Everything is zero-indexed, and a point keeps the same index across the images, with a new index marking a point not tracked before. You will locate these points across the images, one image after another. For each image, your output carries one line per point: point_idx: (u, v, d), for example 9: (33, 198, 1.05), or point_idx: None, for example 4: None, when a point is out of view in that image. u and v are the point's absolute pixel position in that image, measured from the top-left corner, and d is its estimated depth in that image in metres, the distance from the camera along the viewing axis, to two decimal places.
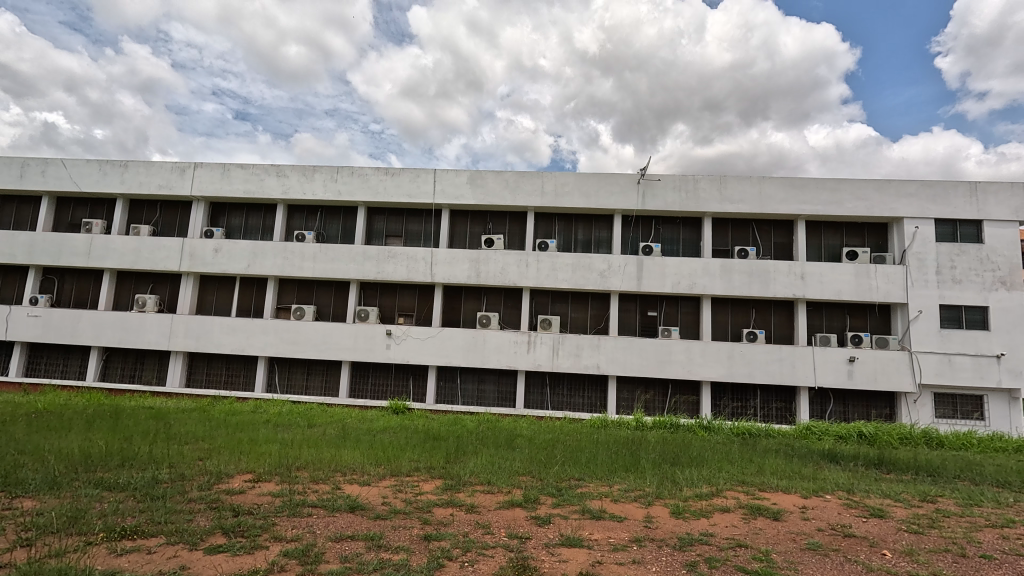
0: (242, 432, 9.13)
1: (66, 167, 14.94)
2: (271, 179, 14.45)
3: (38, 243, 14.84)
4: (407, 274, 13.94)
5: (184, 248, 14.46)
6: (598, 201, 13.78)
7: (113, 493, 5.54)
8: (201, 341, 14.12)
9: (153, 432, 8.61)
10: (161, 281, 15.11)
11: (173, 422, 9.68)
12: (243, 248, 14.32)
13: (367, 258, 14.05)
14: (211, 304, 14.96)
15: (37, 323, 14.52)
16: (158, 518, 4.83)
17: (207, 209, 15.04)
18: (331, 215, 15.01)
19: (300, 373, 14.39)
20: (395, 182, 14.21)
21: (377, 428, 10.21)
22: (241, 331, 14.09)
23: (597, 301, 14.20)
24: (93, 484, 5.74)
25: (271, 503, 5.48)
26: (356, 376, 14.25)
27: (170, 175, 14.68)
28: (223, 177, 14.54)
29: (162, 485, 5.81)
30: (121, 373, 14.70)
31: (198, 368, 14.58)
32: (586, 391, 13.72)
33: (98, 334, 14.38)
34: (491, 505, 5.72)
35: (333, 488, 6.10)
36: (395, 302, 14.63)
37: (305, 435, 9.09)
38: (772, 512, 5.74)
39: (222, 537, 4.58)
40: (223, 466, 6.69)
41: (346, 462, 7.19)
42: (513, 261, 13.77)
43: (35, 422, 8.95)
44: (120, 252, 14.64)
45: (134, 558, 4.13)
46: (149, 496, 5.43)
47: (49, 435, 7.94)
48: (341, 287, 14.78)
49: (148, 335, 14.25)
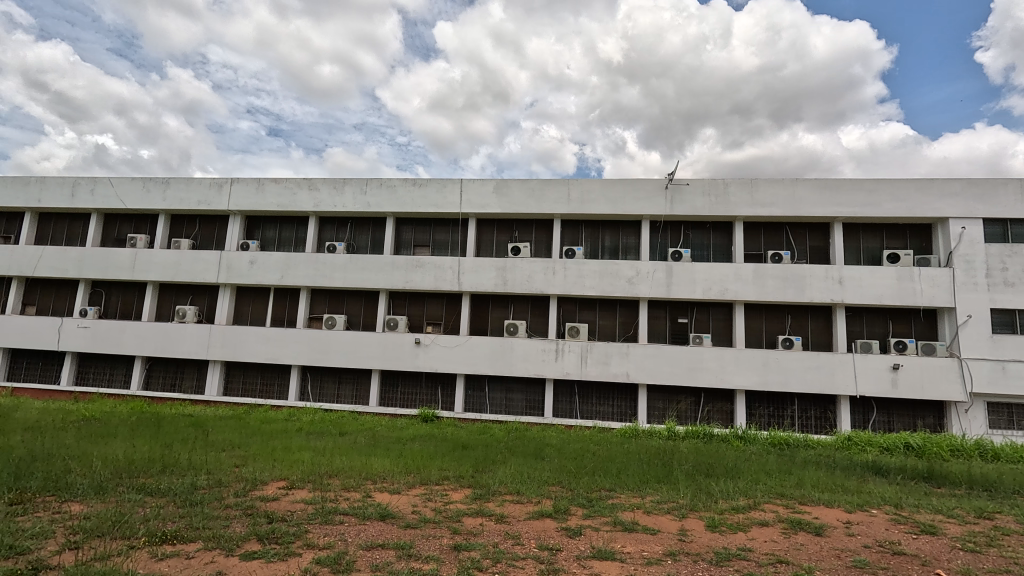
0: (276, 440, 9.31)
1: (113, 185, 15.69)
2: (303, 193, 14.87)
3: (87, 258, 15.61)
4: (434, 283, 14.08)
5: (221, 260, 14.97)
6: (625, 208, 13.64)
7: (154, 498, 5.73)
8: (237, 351, 14.53)
9: (191, 439, 8.88)
10: (200, 292, 15.68)
11: (211, 429, 9.99)
12: (276, 260, 14.73)
13: (395, 268, 14.26)
14: (246, 315, 15.40)
15: (86, 334, 15.23)
16: (196, 524, 4.96)
17: (243, 222, 15.54)
18: (360, 226, 15.30)
19: (331, 381, 14.63)
20: (422, 193, 14.41)
21: (407, 436, 10.27)
22: (274, 340, 14.45)
23: (625, 308, 14.01)
24: (136, 490, 5.94)
25: (304, 510, 5.56)
26: (386, 384, 14.41)
27: (208, 191, 15.25)
28: (258, 192, 15.02)
29: (201, 491, 5.98)
30: (163, 382, 15.24)
31: (234, 377, 14.99)
32: (615, 399, 13.51)
33: (141, 344, 14.99)
34: (520, 515, 5.66)
35: (364, 496, 6.14)
36: (422, 310, 14.75)
37: (336, 443, 9.22)
38: (813, 526, 5.50)
39: (257, 543, 4.66)
40: (258, 473, 6.85)
41: (375, 470, 7.25)
42: (539, 269, 13.74)
43: (84, 429, 9.40)
44: (162, 265, 15.25)
45: (174, 562, 4.24)
46: (188, 502, 5.59)
47: (96, 442, 8.30)
48: (371, 296, 15.01)
49: (187, 345, 14.78)
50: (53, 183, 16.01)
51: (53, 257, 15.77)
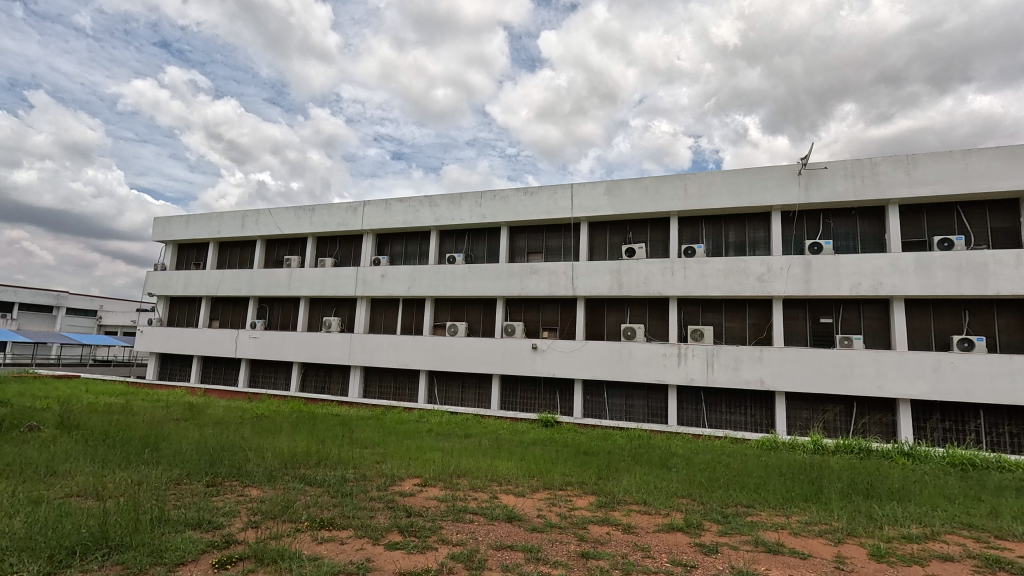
0: (410, 439, 10.01)
1: (273, 215, 18.24)
2: (425, 210, 15.95)
3: (255, 278, 18.31)
4: (549, 289, 14.21)
5: (358, 275, 16.60)
6: (751, 199, 12.58)
7: (313, 488, 6.48)
8: (374, 357, 15.97)
9: (339, 436, 9.90)
10: (342, 304, 17.52)
11: (355, 428, 11.05)
12: (404, 272, 15.95)
13: (511, 276, 14.66)
14: (380, 324, 16.85)
15: (256, 343, 17.85)
16: (347, 513, 5.51)
17: (374, 240, 17.09)
18: (477, 237, 15.96)
19: (456, 386, 15.41)
20: (534, 201, 14.66)
21: (528, 440, 10.44)
22: (405, 346, 15.64)
23: (755, 308, 12.86)
24: (298, 479, 6.78)
25: (437, 507, 5.91)
26: (506, 388, 14.82)
27: (346, 214, 17.04)
28: (386, 212, 16.43)
29: (349, 484, 6.64)
30: (315, 385, 17.27)
31: (372, 381, 16.48)
32: (748, 408, 12.44)
33: (297, 351, 17.16)
34: (648, 527, 5.44)
35: (491, 497, 6.35)
36: (538, 316, 14.93)
37: (462, 444, 9.66)
38: (1020, 567, 4.52)
39: (398, 535, 5.04)
40: (396, 470, 7.42)
41: (500, 472, 7.46)
42: (656, 270, 13.20)
43: (258, 424, 10.97)
44: (311, 282, 17.32)
45: (331, 546, 4.74)
46: (340, 493, 6.23)
47: (266, 436, 9.62)
48: (489, 304, 15.56)
49: (333, 352, 16.60)
50: (230, 216, 19.06)
51: (231, 279, 18.75)
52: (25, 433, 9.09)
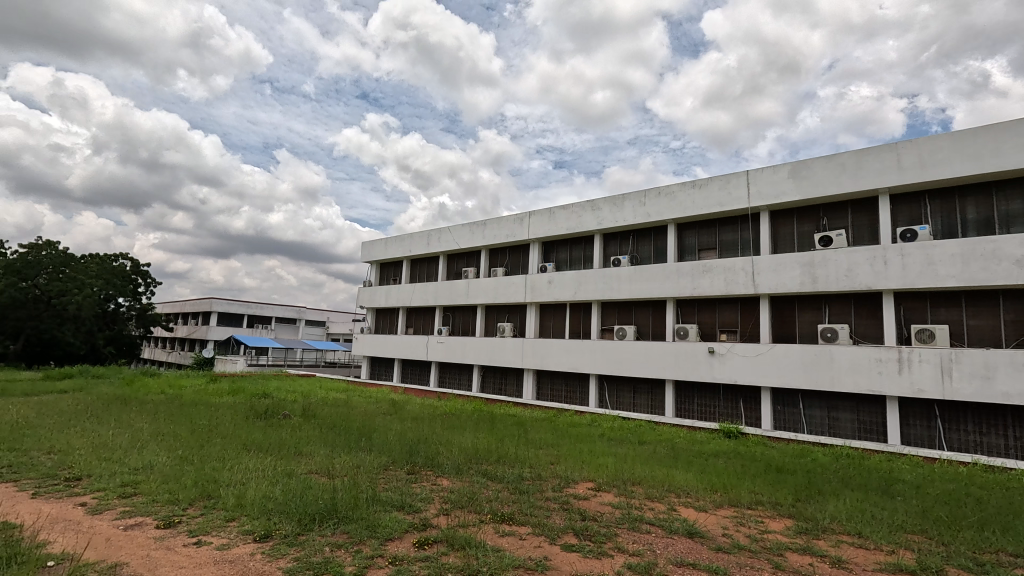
0: (582, 443, 10.09)
1: (451, 232, 20.26)
2: (587, 214, 16.06)
3: (440, 289, 20.49)
4: (725, 287, 13.05)
5: (527, 282, 17.40)
6: (999, 162, 9.87)
7: (494, 483, 6.95)
8: (545, 360, 16.54)
9: (516, 436, 10.45)
10: (513, 311, 18.53)
11: (530, 429, 11.55)
12: (570, 278, 16.24)
13: (681, 275, 13.86)
14: (549, 329, 17.36)
15: (443, 347, 19.96)
16: (525, 510, 5.78)
17: (541, 248, 17.73)
18: (642, 237, 15.44)
19: (627, 391, 15.07)
20: (703, 194, 13.67)
21: (709, 451, 9.69)
22: (574, 350, 15.87)
23: (1015, 302, 10.00)
24: (481, 473, 7.35)
25: (612, 513, 5.83)
26: (681, 395, 13.99)
27: (514, 225, 18.05)
28: (550, 220, 16.96)
29: (526, 482, 6.95)
30: (493, 386, 18.56)
31: (544, 384, 17.07)
32: (1010, 429, 9.70)
33: (477, 355, 18.68)
34: (864, 564, 4.59)
35: (669, 509, 6.04)
36: (714, 318, 13.77)
37: (636, 451, 9.40)
38: None
39: (573, 537, 5.11)
40: (570, 472, 7.54)
41: (678, 483, 7.05)
42: (862, 260, 11.18)
43: (446, 421, 12.19)
44: (486, 290, 18.70)
45: (512, 540, 5.01)
46: (518, 490, 6.57)
47: (454, 432, 10.64)
48: (658, 306, 14.89)
49: (508, 355, 17.64)
50: (418, 236, 21.72)
51: (421, 291, 21.30)
52: (282, 419, 11.54)
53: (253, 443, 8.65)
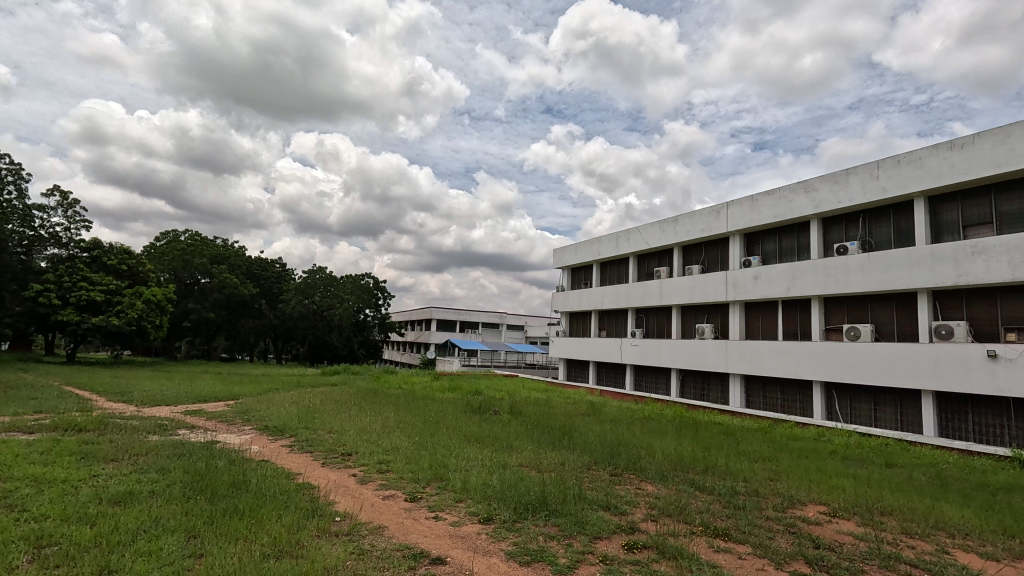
0: (808, 460, 8.81)
1: (641, 232, 19.82)
2: (799, 198, 14.05)
3: (632, 291, 20.20)
4: (1012, 272, 9.97)
5: (728, 279, 16.00)
6: None
7: (704, 494, 6.55)
8: (754, 364, 14.98)
9: (726, 446, 9.66)
10: (713, 311, 17.15)
11: (741, 439, 10.54)
12: (781, 271, 14.38)
13: (940, 260, 11.05)
14: (757, 329, 15.57)
15: (638, 350, 19.65)
16: (743, 527, 5.32)
17: (743, 241, 16.05)
18: (876, 218, 12.78)
19: (865, 402, 12.67)
20: (967, 155, 10.76)
21: (996, 484, 7.53)
22: (790, 354, 14.01)
23: None
24: (688, 483, 7.00)
25: (855, 545, 4.96)
26: (947, 410, 11.15)
27: (709, 218, 16.79)
28: (753, 209, 15.32)
29: (741, 497, 6.38)
30: (694, 392, 17.51)
31: (755, 391, 15.44)
32: None
33: (675, 358, 17.89)
34: None
35: (938, 550, 4.89)
36: (996, 312, 10.58)
37: (883, 475, 7.83)
38: None
39: (805, 565, 4.51)
40: (795, 491, 6.66)
41: (951, 520, 5.64)
42: None
43: (646, 425, 11.91)
44: (681, 290, 17.75)
45: (729, 557, 4.65)
46: (732, 504, 6.07)
47: (655, 437, 10.34)
48: (905, 300, 12.08)
49: (710, 359, 16.46)
50: (607, 239, 21.81)
51: (612, 293, 21.31)
52: (493, 415, 12.73)
53: (472, 435, 9.72)
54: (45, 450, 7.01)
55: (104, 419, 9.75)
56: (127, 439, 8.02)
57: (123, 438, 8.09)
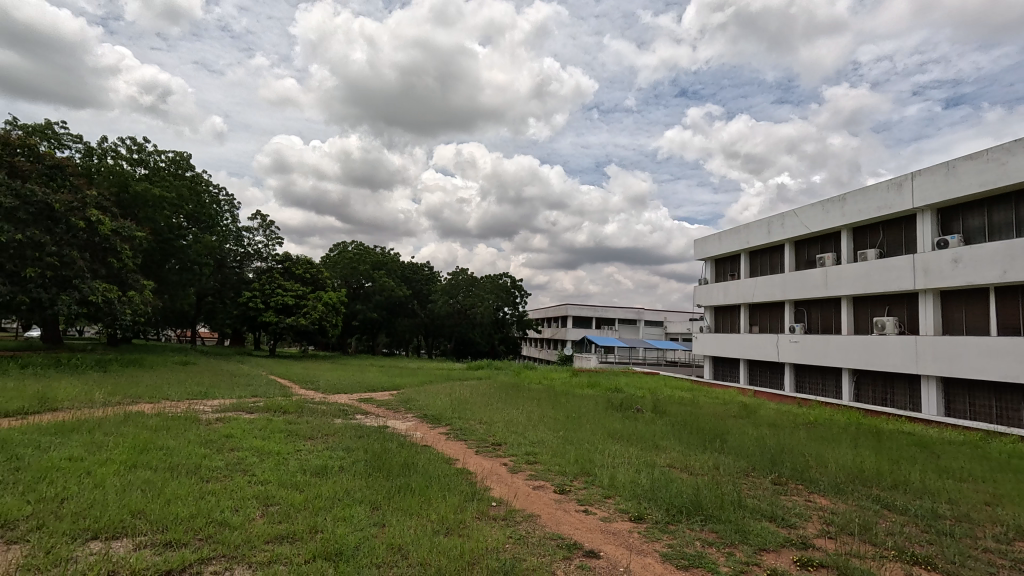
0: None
1: (799, 215, 17.73)
2: (1017, 159, 11.29)
3: (789, 282, 18.18)
4: None
5: (916, 264, 13.52)
6: None
7: (894, 514, 5.66)
8: (955, 365, 12.45)
9: (919, 460, 8.21)
10: (896, 301, 14.66)
11: (940, 454, 8.87)
12: (993, 251, 11.66)
13: None
14: (959, 323, 12.94)
15: (799, 348, 17.64)
16: (952, 557, 4.48)
17: (935, 217, 13.44)
18: None
19: None
20: None
21: None
22: (1009, 353, 11.35)
23: None
24: (872, 499, 6.11)
25: None
26: None
27: (888, 194, 14.37)
28: (949, 178, 12.70)
29: (946, 522, 5.38)
30: (873, 396, 15.19)
31: (958, 397, 12.86)
32: None
33: (846, 356, 15.69)
34: None
35: None
36: None
37: None
38: None
39: None
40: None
41: None
42: None
43: (812, 431, 10.64)
44: (853, 278, 15.50)
45: None
46: (934, 529, 5.15)
47: (824, 445, 9.19)
48: None
49: (893, 358, 14.11)
50: (757, 225, 19.91)
51: (765, 285, 19.40)
52: (635, 413, 12.44)
53: (616, 432, 9.63)
54: (263, 427, 8.60)
55: (301, 403, 11.63)
56: (318, 421, 9.48)
57: (315, 419, 9.58)
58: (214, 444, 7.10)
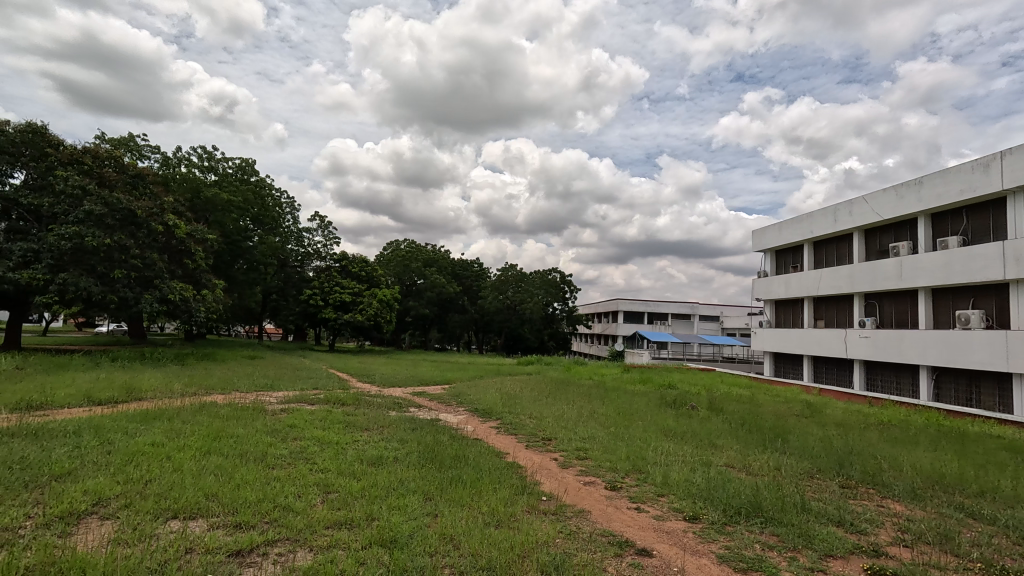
0: None
1: (868, 201, 16.58)
2: None
3: (858, 273, 17.06)
4: None
5: (1006, 251, 12.31)
6: None
7: (979, 523, 5.20)
8: None
9: (1011, 466, 7.49)
10: (983, 293, 13.41)
11: None
12: None
13: None
14: None
15: (869, 343, 16.52)
16: None
17: None
18: None
19: None
20: None
21: None
22: None
23: None
24: (954, 507, 5.63)
25: None
26: None
27: (972, 175, 13.15)
28: None
29: None
30: (956, 396, 14.00)
31: None
32: None
33: (924, 353, 14.54)
34: None
35: None
36: None
37: None
38: None
39: None
40: None
41: None
42: None
43: (885, 432, 9.94)
44: (931, 268, 14.32)
45: None
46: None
47: (899, 447, 8.57)
48: None
49: (978, 354, 12.93)
50: (821, 213, 18.79)
51: (831, 276, 18.30)
52: (690, 410, 12.07)
53: (670, 429, 9.38)
54: (323, 418, 9.01)
55: (358, 396, 12.09)
56: (375, 413, 9.82)
57: (372, 411, 9.93)
58: (279, 434, 7.51)
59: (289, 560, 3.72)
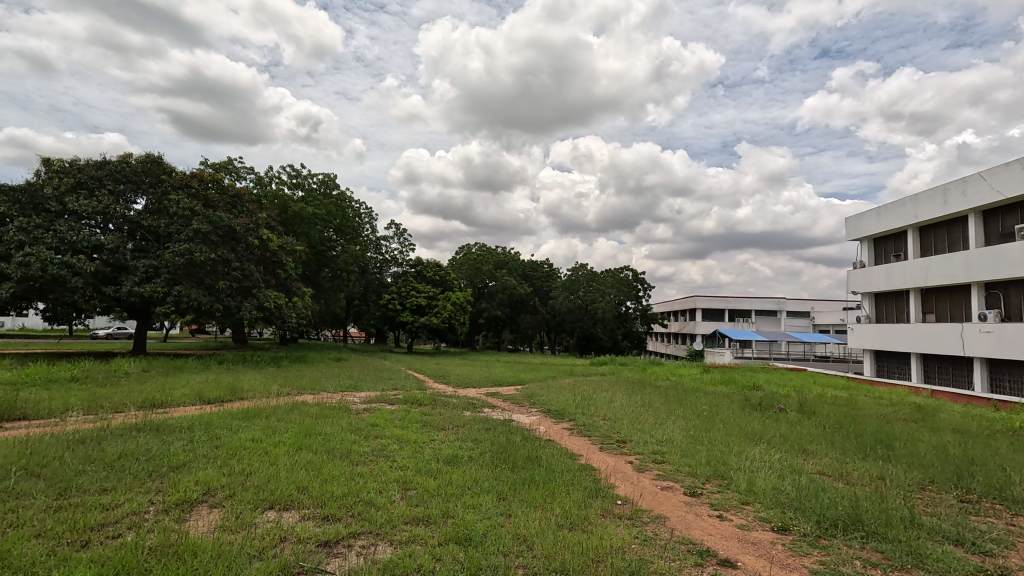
0: None
1: (986, 178, 14.70)
2: None
3: (975, 260, 15.14)
4: None
5: None
6: None
7: None
8: None
9: None
10: None
11: None
12: None
13: None
14: None
15: (992, 339, 14.60)
16: None
17: None
18: None
19: None
20: None
21: None
22: None
23: None
24: None
25: None
26: None
27: None
28: None
29: None
30: None
31: None
32: None
33: None
34: None
35: None
36: None
37: None
38: None
39: None
40: None
41: None
42: None
43: (1015, 440, 8.72)
44: None
45: None
46: None
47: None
48: None
49: None
50: (928, 196, 16.92)
51: (942, 265, 16.36)
52: (778, 413, 11.30)
53: (755, 433, 8.84)
54: (402, 417, 9.42)
55: (435, 396, 12.51)
56: (450, 412, 10.12)
57: (447, 411, 10.26)
58: (362, 432, 7.93)
59: (372, 552, 3.91)
